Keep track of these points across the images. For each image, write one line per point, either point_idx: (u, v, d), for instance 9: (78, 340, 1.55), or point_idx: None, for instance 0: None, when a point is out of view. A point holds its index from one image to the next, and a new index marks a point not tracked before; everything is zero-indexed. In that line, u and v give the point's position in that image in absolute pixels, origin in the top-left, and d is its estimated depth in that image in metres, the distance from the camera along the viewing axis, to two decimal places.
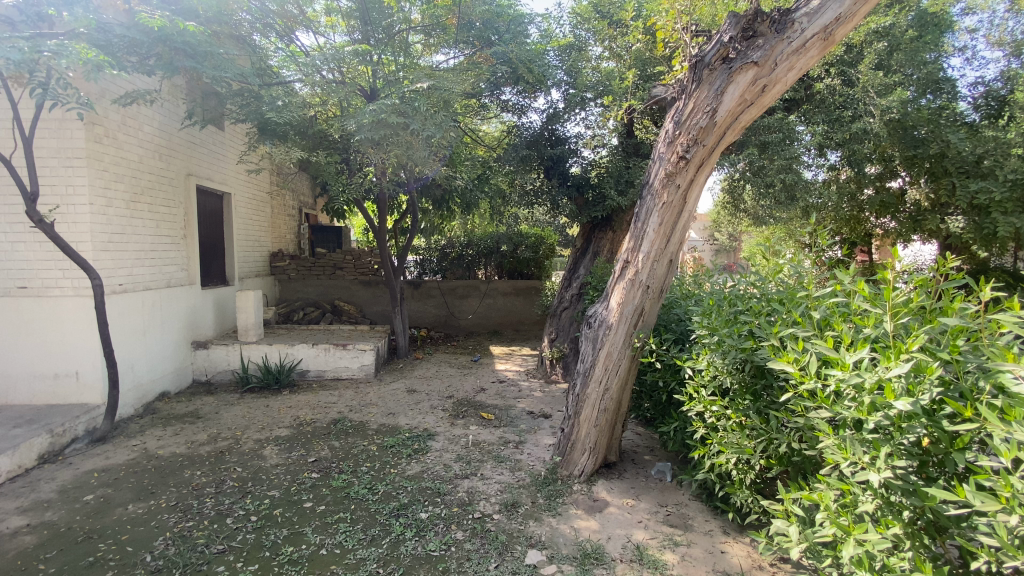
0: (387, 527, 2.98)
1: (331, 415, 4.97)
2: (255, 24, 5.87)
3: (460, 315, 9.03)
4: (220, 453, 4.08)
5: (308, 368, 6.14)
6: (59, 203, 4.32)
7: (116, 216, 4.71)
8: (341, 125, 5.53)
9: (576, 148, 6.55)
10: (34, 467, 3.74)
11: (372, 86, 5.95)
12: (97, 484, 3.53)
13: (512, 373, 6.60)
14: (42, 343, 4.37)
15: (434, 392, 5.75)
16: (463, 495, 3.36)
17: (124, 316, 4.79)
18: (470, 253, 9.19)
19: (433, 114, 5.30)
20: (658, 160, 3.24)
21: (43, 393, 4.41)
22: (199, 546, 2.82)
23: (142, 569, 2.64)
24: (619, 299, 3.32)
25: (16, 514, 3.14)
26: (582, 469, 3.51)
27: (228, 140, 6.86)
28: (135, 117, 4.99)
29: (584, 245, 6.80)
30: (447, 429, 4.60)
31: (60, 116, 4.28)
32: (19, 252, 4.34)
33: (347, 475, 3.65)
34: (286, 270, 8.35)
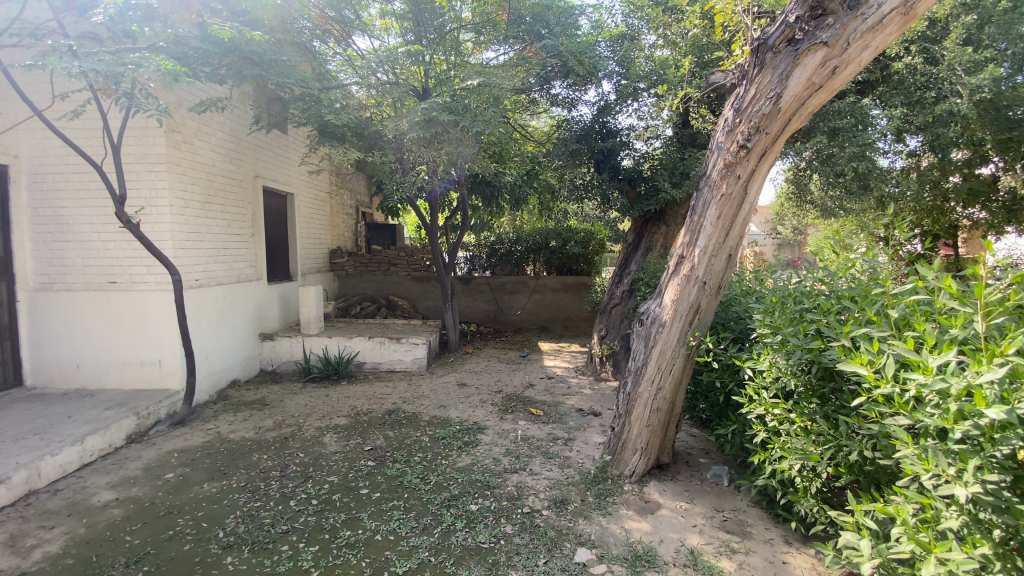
0: (438, 517, 3.05)
1: (385, 406, 5.15)
2: (315, 31, 6.05)
3: (509, 311, 9.07)
4: (284, 438, 4.32)
5: (364, 360, 6.39)
6: (144, 205, 4.71)
7: (193, 216, 5.07)
8: (395, 126, 5.67)
9: (627, 140, 6.37)
10: (123, 446, 4.12)
11: (424, 85, 6.11)
12: (177, 464, 3.84)
13: (562, 369, 6.58)
14: (129, 333, 4.79)
15: (484, 386, 5.82)
16: (512, 489, 3.38)
17: (201, 308, 5.17)
18: (520, 249, 9.21)
19: (482, 111, 5.37)
20: (716, 150, 3.10)
21: (131, 378, 4.83)
22: (265, 526, 3.00)
23: (216, 544, 2.84)
24: (673, 295, 3.21)
25: (107, 489, 3.46)
26: (633, 469, 3.44)
27: (291, 142, 7.23)
28: (208, 125, 5.35)
29: (635, 241, 6.63)
30: (496, 423, 4.64)
31: (143, 125, 4.66)
32: (110, 251, 4.77)
33: (401, 465, 3.77)
34: (344, 267, 8.71)
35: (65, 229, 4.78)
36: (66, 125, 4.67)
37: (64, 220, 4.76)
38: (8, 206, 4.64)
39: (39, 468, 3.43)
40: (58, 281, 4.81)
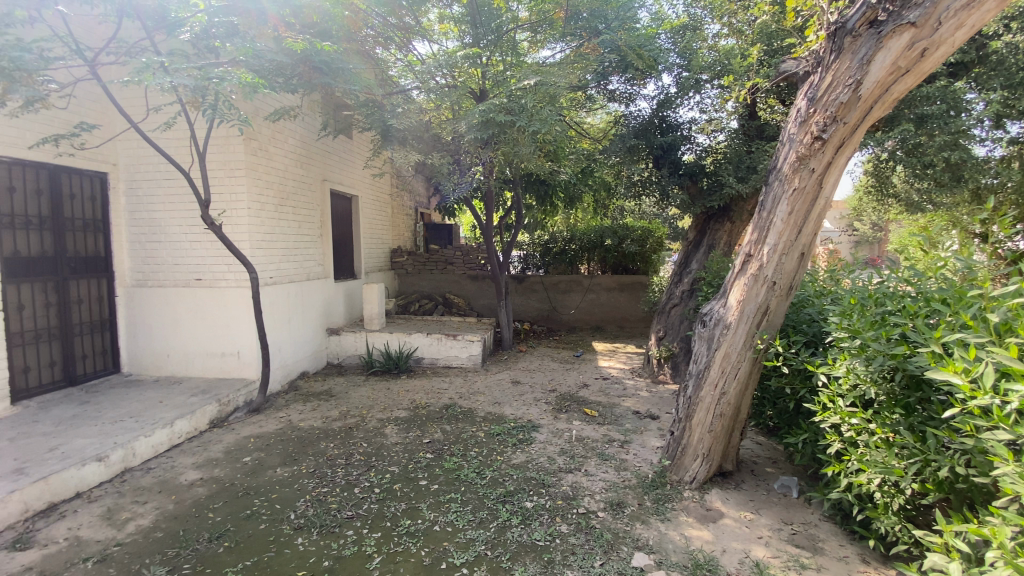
0: (494, 512, 3.09)
1: (442, 400, 5.27)
2: (378, 38, 6.20)
3: (563, 310, 9.01)
4: (348, 428, 4.53)
5: (422, 355, 6.58)
6: (226, 208, 5.10)
7: (268, 218, 5.42)
8: (453, 128, 5.79)
9: (689, 134, 6.16)
10: (207, 430, 4.48)
11: (482, 87, 6.24)
12: (253, 448, 4.13)
13: (617, 371, 6.46)
14: (213, 326, 5.20)
15: (538, 385, 5.83)
16: (567, 489, 3.36)
17: (276, 304, 5.52)
18: (574, 248, 9.14)
19: (539, 110, 5.35)
20: (788, 143, 2.93)
21: (213, 368, 5.25)
22: (332, 511, 3.17)
23: (289, 525, 3.03)
24: (739, 296, 3.07)
25: (193, 469, 3.78)
26: (693, 476, 3.33)
27: (355, 147, 7.57)
28: (282, 132, 5.70)
29: (696, 239, 6.40)
30: (550, 422, 4.63)
31: (225, 134, 5.04)
32: (196, 250, 5.20)
33: (457, 458, 3.85)
34: (403, 265, 9.01)
35: (157, 230, 5.25)
36: (159, 136, 5.13)
37: (156, 222, 5.23)
38: (108, 210, 5.15)
39: (134, 448, 3.80)
40: (150, 278, 5.29)
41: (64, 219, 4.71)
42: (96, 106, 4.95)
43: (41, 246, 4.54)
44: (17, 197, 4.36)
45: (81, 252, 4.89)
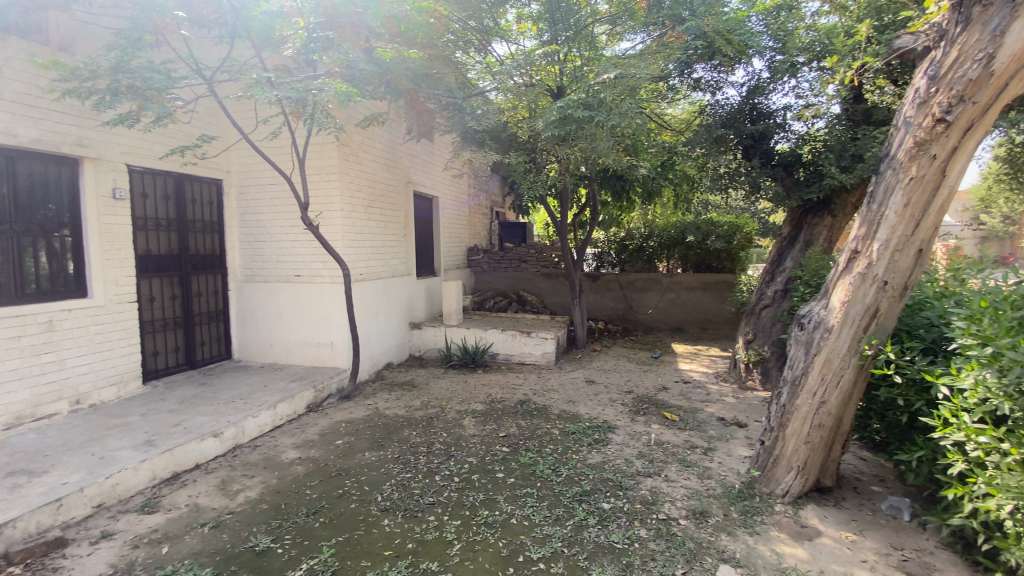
0: (571, 510, 3.08)
1: (517, 396, 5.35)
2: (458, 42, 6.31)
3: (640, 310, 8.76)
4: (429, 418, 4.73)
5: (498, 351, 6.71)
6: (322, 210, 5.51)
7: (359, 219, 5.79)
8: (532, 126, 5.84)
9: (784, 122, 5.71)
10: (304, 413, 4.89)
11: (559, 84, 6.19)
12: (345, 432, 4.45)
13: (699, 374, 6.19)
14: (310, 318, 5.65)
15: (614, 385, 5.72)
16: (646, 493, 3.27)
17: (365, 299, 5.89)
18: (652, 245, 8.85)
19: (619, 103, 5.21)
20: (903, 128, 2.65)
21: (310, 357, 5.70)
22: (415, 496, 3.33)
23: (376, 506, 3.23)
24: (844, 297, 2.82)
25: (293, 448, 4.14)
26: (786, 489, 3.11)
27: (436, 149, 7.88)
28: (371, 137, 6.06)
29: (791, 234, 5.96)
30: (627, 424, 4.53)
31: (322, 142, 5.44)
32: (297, 249, 5.68)
33: (533, 454, 3.89)
34: (479, 263, 9.22)
35: (263, 231, 5.79)
36: (266, 145, 5.65)
37: (263, 224, 5.77)
38: (222, 212, 5.74)
39: (244, 426, 4.23)
40: (257, 274, 5.84)
41: (187, 222, 5.33)
42: (214, 119, 5.53)
43: (169, 245, 5.16)
44: (150, 202, 4.94)
45: (200, 250, 5.50)
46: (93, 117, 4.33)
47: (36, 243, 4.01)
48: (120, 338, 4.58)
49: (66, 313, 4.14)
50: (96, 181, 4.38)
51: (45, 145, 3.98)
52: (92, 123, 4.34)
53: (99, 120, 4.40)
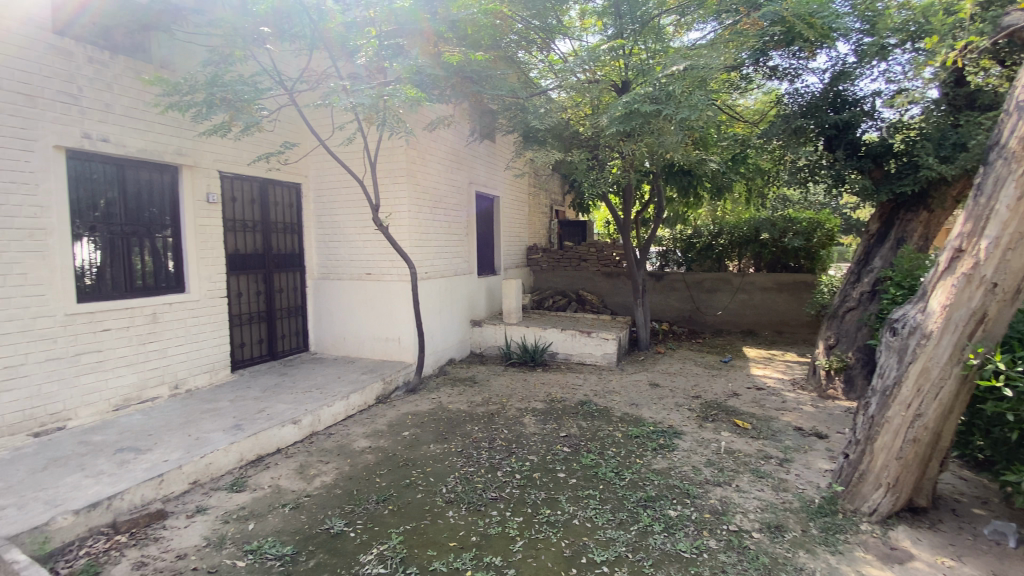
0: (635, 515, 3.02)
1: (578, 396, 5.31)
2: (521, 42, 6.34)
3: (707, 311, 8.41)
4: (491, 414, 4.80)
5: (558, 350, 6.68)
6: (391, 211, 5.74)
7: (424, 219, 5.98)
8: (596, 122, 5.75)
9: (873, 109, 5.28)
10: (373, 405, 5.12)
11: (624, 79, 6.08)
12: (411, 424, 4.61)
13: (773, 380, 5.85)
14: (379, 314, 5.91)
15: (680, 389, 5.53)
16: (715, 502, 3.14)
17: (430, 296, 6.08)
18: (721, 243, 8.46)
19: (688, 96, 5.02)
20: (1017, 114, 2.42)
21: (379, 351, 5.96)
22: (478, 490, 3.40)
23: (441, 498, 3.33)
24: (945, 300, 2.56)
25: (363, 438, 4.35)
26: (874, 507, 2.87)
27: (499, 149, 7.98)
28: (436, 139, 6.23)
29: (881, 231, 5.49)
30: (695, 430, 4.37)
31: (392, 145, 5.66)
32: (367, 248, 5.95)
33: (595, 456, 3.85)
34: (539, 262, 9.22)
35: (336, 232, 6.12)
36: (341, 151, 5.96)
37: (337, 225, 6.10)
38: (301, 214, 6.12)
39: (320, 415, 4.50)
40: (331, 272, 6.18)
41: (270, 223, 5.74)
42: (294, 128, 5.91)
43: (254, 245, 5.57)
44: (238, 205, 5.36)
45: (281, 250, 5.90)
46: (190, 128, 4.77)
47: (142, 244, 4.46)
48: (212, 329, 5.01)
49: (166, 307, 4.59)
50: (192, 187, 4.81)
51: (149, 154, 4.42)
52: (189, 133, 4.77)
53: (196, 132, 4.83)
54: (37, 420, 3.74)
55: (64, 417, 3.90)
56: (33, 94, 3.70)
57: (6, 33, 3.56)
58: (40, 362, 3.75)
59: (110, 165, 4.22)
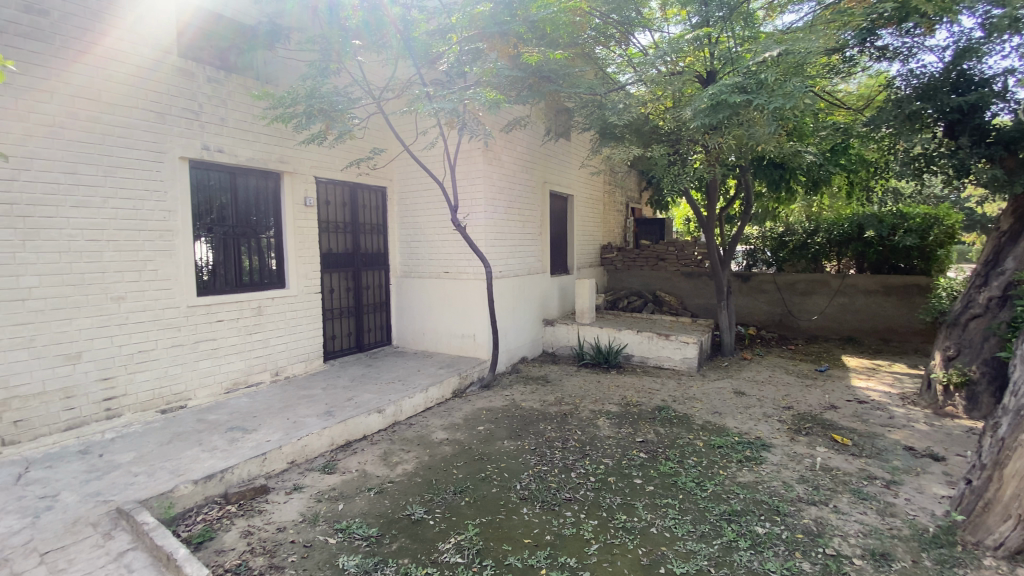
0: (718, 529, 2.88)
1: (655, 401, 5.14)
2: (599, 38, 6.25)
3: (800, 315, 7.80)
4: (564, 415, 4.79)
5: (633, 352, 6.52)
6: (469, 212, 5.91)
7: (500, 220, 6.09)
8: (678, 116, 5.52)
9: (1005, 88, 4.64)
10: (450, 398, 5.30)
11: (710, 69, 5.86)
12: (485, 420, 4.72)
13: (877, 393, 5.31)
14: (456, 311, 6.12)
15: (768, 399, 5.18)
16: (809, 523, 2.91)
17: (504, 295, 6.18)
18: (818, 242, 7.81)
19: (781, 84, 4.68)
20: None
21: (455, 347, 6.17)
22: (552, 490, 3.41)
23: (516, 494, 3.38)
24: None
25: (441, 430, 4.51)
26: (1003, 542, 2.52)
27: (574, 147, 7.93)
28: (512, 140, 6.32)
29: (1015, 228, 4.79)
30: (785, 443, 4.08)
31: (470, 148, 5.83)
32: (446, 248, 6.18)
33: (674, 464, 3.71)
34: (614, 262, 9.05)
35: (418, 232, 6.40)
36: (423, 154, 6.22)
37: (418, 225, 6.38)
38: (386, 215, 6.47)
39: (401, 406, 4.73)
40: (413, 270, 6.48)
41: (359, 224, 6.12)
42: (381, 134, 6.26)
43: (344, 245, 5.97)
44: (332, 208, 5.77)
45: (368, 249, 6.28)
46: (292, 137, 5.20)
47: (250, 244, 4.95)
48: (307, 322, 5.44)
49: (269, 301, 5.05)
50: (292, 191, 5.24)
51: (257, 163, 4.88)
52: (290, 143, 5.21)
53: (296, 140, 5.25)
54: (163, 398, 4.28)
55: (185, 396, 4.42)
56: (162, 112, 4.21)
57: (139, 59, 4.07)
58: (166, 347, 4.27)
59: (225, 173, 4.70)
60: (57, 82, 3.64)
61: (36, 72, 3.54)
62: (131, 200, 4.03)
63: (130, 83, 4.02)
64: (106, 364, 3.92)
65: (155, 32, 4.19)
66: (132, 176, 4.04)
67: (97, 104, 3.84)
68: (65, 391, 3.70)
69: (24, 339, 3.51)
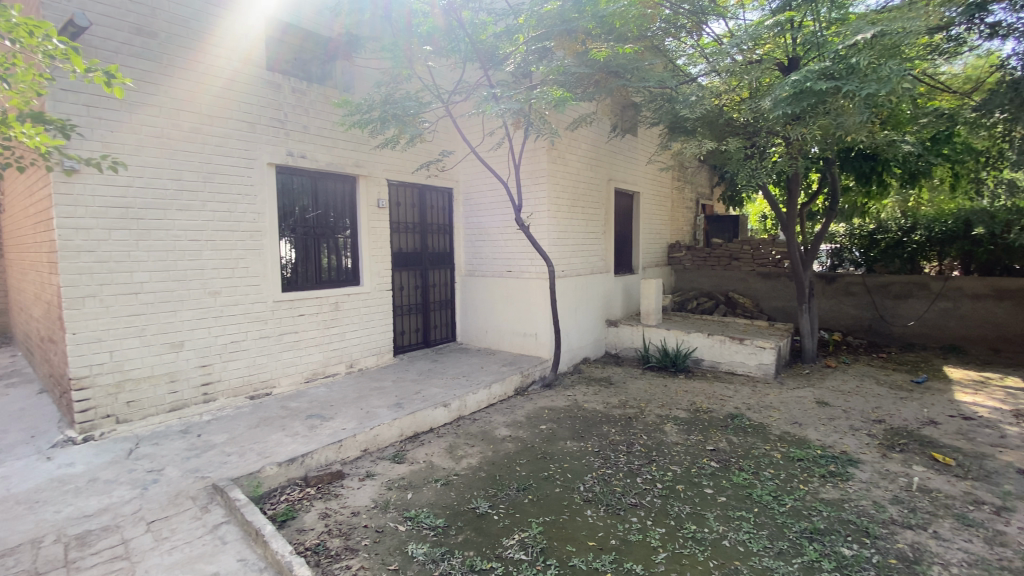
0: (798, 547, 2.70)
1: (727, 408, 4.91)
2: (669, 29, 5.98)
3: (893, 320, 7.16)
4: (628, 418, 4.69)
5: (703, 356, 6.26)
6: (533, 212, 5.94)
7: (563, 219, 6.06)
8: (755, 106, 5.22)
9: None
10: (513, 396, 5.36)
11: (792, 56, 5.50)
12: (548, 419, 4.72)
13: (986, 409, 4.76)
14: (519, 310, 6.16)
15: (855, 411, 4.79)
16: (904, 548, 2.67)
17: (567, 295, 6.15)
18: (916, 240, 7.05)
19: (876, 68, 4.29)
20: None
21: (518, 345, 6.22)
22: (617, 494, 3.35)
23: (580, 496, 3.36)
24: None
25: (504, 427, 4.57)
26: None
27: (641, 143, 7.72)
28: (577, 138, 6.26)
29: None
30: (876, 459, 3.75)
31: (535, 147, 5.85)
32: (509, 247, 6.24)
33: (749, 475, 3.52)
34: (682, 261, 8.73)
35: (483, 232, 6.50)
36: (489, 155, 6.31)
37: (483, 225, 6.49)
38: (452, 215, 6.63)
39: (466, 402, 4.84)
40: (477, 269, 6.59)
41: (426, 224, 6.32)
42: (449, 136, 6.42)
43: (413, 245, 6.19)
44: (402, 209, 6.00)
45: (435, 249, 6.47)
46: (367, 143, 5.47)
47: (327, 244, 5.25)
48: (378, 318, 5.69)
49: (346, 297, 5.34)
50: (366, 194, 5.51)
51: (335, 167, 5.17)
52: (365, 147, 5.46)
53: (370, 145, 5.50)
54: (252, 385, 4.65)
55: (270, 384, 4.78)
56: (252, 121, 4.56)
57: (234, 75, 4.44)
58: (255, 338, 4.64)
59: (306, 177, 5.03)
60: (165, 97, 4.04)
61: (147, 89, 3.96)
62: (226, 203, 4.40)
63: (226, 96, 4.40)
64: (204, 352, 4.31)
65: (246, 49, 4.54)
66: (227, 182, 4.41)
67: (198, 117, 4.23)
68: (169, 375, 4.12)
69: (138, 328, 3.94)
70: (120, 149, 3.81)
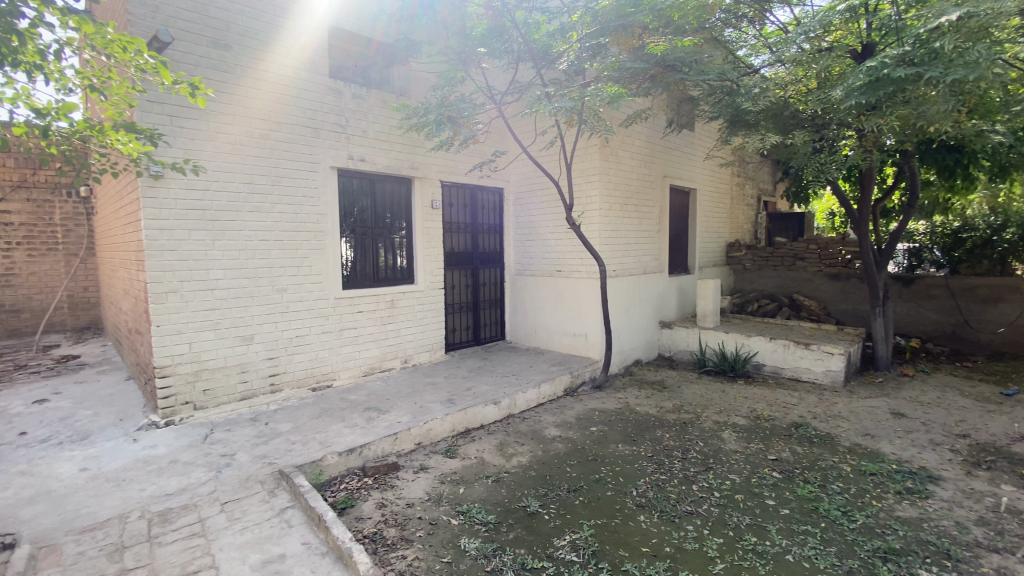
0: (870, 567, 2.55)
1: (790, 417, 4.68)
2: (729, 19, 5.77)
3: (982, 327, 6.54)
4: (683, 423, 4.57)
5: (764, 361, 6.00)
6: (584, 211, 5.89)
7: (615, 219, 5.97)
8: (824, 97, 4.93)
9: None
10: (563, 396, 5.34)
11: (866, 43, 5.16)
12: (599, 421, 4.68)
13: None
14: (569, 310, 6.13)
15: (936, 424, 4.43)
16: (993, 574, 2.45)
17: (619, 295, 6.05)
18: (1008, 239, 6.45)
19: (964, 51, 3.95)
20: None
21: (568, 346, 6.19)
22: (671, 500, 3.28)
23: (632, 500, 3.31)
24: None
25: (554, 427, 4.57)
26: None
27: (698, 138, 7.46)
28: (631, 136, 6.15)
29: None
30: (959, 477, 3.46)
31: (587, 145, 5.79)
32: (560, 247, 6.22)
33: (814, 488, 3.35)
34: (741, 261, 8.38)
35: (533, 231, 6.52)
36: (541, 154, 6.32)
37: (533, 224, 6.50)
38: (503, 215, 6.69)
39: (516, 401, 4.88)
40: (527, 269, 6.61)
41: (478, 224, 6.41)
42: (501, 136, 6.47)
43: (465, 244, 6.30)
44: (454, 209, 6.11)
45: (487, 248, 6.55)
46: (423, 145, 5.60)
47: (384, 244, 5.44)
48: (432, 316, 5.83)
49: (401, 295, 5.51)
50: (421, 195, 5.65)
51: (392, 169, 5.34)
52: (421, 149, 5.60)
53: (426, 147, 5.64)
54: (314, 377, 4.89)
55: (330, 377, 5.01)
56: (316, 127, 4.79)
57: (300, 83, 4.68)
58: (318, 333, 4.87)
59: (365, 179, 5.22)
60: (238, 106, 4.32)
61: (223, 99, 4.24)
62: (292, 205, 4.65)
63: (293, 103, 4.64)
64: (271, 345, 4.58)
65: (312, 58, 4.77)
66: (294, 185, 4.66)
67: (268, 124, 4.49)
68: (241, 366, 4.41)
69: (213, 321, 4.24)
70: (199, 155, 4.11)
